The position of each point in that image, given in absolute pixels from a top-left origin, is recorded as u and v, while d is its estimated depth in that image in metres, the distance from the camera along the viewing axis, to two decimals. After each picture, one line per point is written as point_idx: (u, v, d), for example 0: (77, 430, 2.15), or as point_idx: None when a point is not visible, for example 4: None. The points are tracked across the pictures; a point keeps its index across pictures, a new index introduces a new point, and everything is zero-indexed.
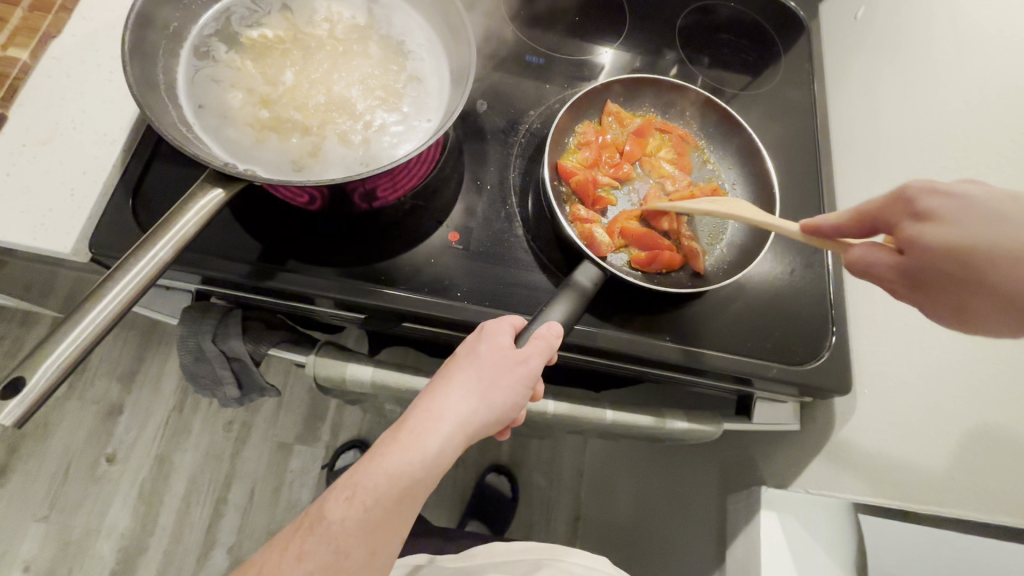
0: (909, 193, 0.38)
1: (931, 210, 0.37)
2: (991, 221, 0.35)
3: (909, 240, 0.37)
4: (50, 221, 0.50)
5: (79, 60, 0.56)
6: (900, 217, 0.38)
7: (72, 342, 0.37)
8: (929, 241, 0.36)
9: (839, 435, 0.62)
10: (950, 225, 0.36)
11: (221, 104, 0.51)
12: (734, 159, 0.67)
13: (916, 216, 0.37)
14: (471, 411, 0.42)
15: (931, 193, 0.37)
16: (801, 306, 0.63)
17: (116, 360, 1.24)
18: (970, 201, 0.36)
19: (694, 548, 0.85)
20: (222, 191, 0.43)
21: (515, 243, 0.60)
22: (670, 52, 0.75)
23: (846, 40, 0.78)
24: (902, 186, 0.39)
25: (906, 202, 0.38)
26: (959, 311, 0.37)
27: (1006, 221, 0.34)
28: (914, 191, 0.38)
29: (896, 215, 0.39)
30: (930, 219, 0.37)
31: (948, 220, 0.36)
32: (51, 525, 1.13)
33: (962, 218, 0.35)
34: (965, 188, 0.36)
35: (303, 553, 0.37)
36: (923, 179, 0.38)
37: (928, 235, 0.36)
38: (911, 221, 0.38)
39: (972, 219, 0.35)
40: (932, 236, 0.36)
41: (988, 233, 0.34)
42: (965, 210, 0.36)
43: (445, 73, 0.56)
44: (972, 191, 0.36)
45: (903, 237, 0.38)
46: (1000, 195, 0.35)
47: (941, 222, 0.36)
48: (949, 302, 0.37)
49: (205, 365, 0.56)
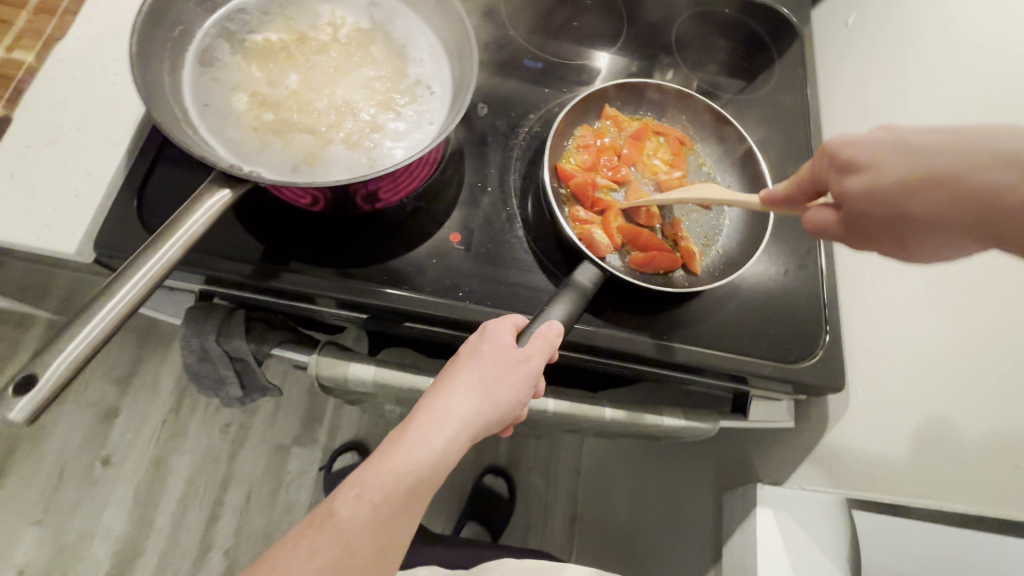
0: (828, 150, 0.37)
1: (850, 159, 0.36)
2: (903, 156, 0.34)
3: (842, 194, 0.36)
4: (56, 222, 0.50)
5: (84, 63, 0.56)
6: (828, 174, 0.38)
7: (81, 341, 0.37)
8: (857, 190, 0.35)
9: (833, 432, 0.64)
10: (871, 171, 0.35)
11: (226, 107, 0.51)
12: (729, 162, 0.68)
13: (841, 169, 0.36)
14: (475, 410, 0.43)
15: (847, 143, 0.36)
16: (795, 305, 0.65)
17: (113, 363, 1.23)
18: (882, 144, 0.35)
19: (690, 545, 0.86)
20: (229, 191, 0.44)
21: (516, 243, 0.61)
22: (666, 56, 0.76)
23: (838, 47, 0.79)
24: (821, 143, 0.38)
25: (828, 158, 0.37)
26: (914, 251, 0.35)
27: (916, 155, 0.33)
28: (832, 147, 0.37)
29: (826, 173, 0.38)
30: (852, 170, 0.36)
31: (870, 166, 0.35)
32: (45, 529, 1.12)
33: (878, 161, 0.35)
34: (879, 133, 0.36)
35: (314, 550, 0.37)
36: (837, 134, 0.37)
37: (856, 186, 0.35)
38: (839, 175, 0.37)
39: (890, 159, 0.34)
40: (858, 186, 0.35)
41: (905, 170, 0.33)
42: (878, 154, 0.35)
43: (447, 78, 0.57)
44: (885, 133, 0.35)
45: (836, 193, 0.37)
46: (906, 134, 0.34)
47: (864, 170, 0.35)
48: (899, 244, 0.35)
49: (208, 364, 0.56)
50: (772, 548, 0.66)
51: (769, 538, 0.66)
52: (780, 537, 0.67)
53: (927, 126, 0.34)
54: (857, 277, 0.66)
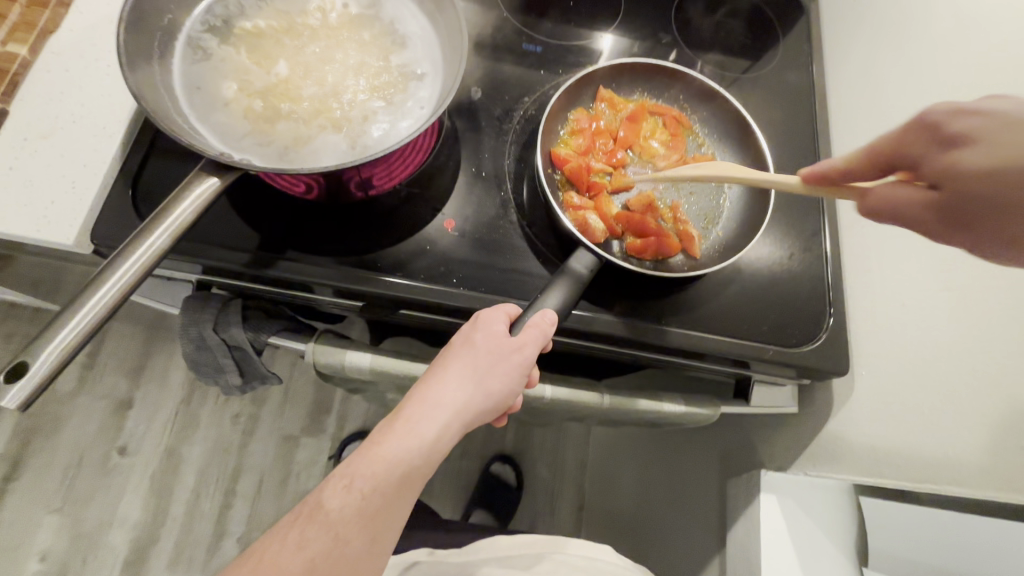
0: (930, 119, 0.34)
1: (961, 133, 0.32)
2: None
3: (941, 172, 0.33)
4: (54, 213, 0.51)
5: (78, 55, 0.57)
6: (924, 148, 0.34)
7: (72, 329, 0.38)
8: (967, 168, 0.32)
9: (839, 417, 0.62)
10: (984, 146, 0.31)
11: (215, 95, 0.51)
12: (730, 142, 0.67)
13: (945, 144, 0.33)
14: (467, 398, 0.42)
15: (954, 115, 0.33)
16: (798, 289, 0.63)
17: (125, 355, 1.26)
18: (1001, 116, 0.31)
19: (695, 534, 0.86)
20: (217, 179, 0.44)
21: (511, 228, 0.60)
22: (666, 36, 0.74)
23: (846, 22, 0.77)
24: (919, 112, 0.34)
25: (927, 131, 0.34)
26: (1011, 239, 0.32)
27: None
28: (934, 118, 0.34)
29: (918, 146, 0.34)
30: (964, 144, 0.32)
31: (984, 140, 0.31)
32: (65, 516, 1.16)
33: (998, 136, 0.31)
34: (996, 102, 0.32)
35: (304, 540, 0.36)
36: (941, 103, 0.34)
37: (964, 164, 0.32)
38: (940, 151, 0.33)
39: (1012, 135, 0.31)
40: (972, 162, 0.32)
41: None
42: (1001, 127, 0.31)
43: (438, 60, 0.56)
44: (999, 104, 0.32)
45: (933, 170, 0.33)
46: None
47: (979, 145, 0.32)
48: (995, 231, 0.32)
49: (206, 353, 0.57)
50: (776, 535, 0.64)
51: (774, 527, 0.65)
52: (785, 524, 0.65)
53: None
54: (863, 260, 0.64)
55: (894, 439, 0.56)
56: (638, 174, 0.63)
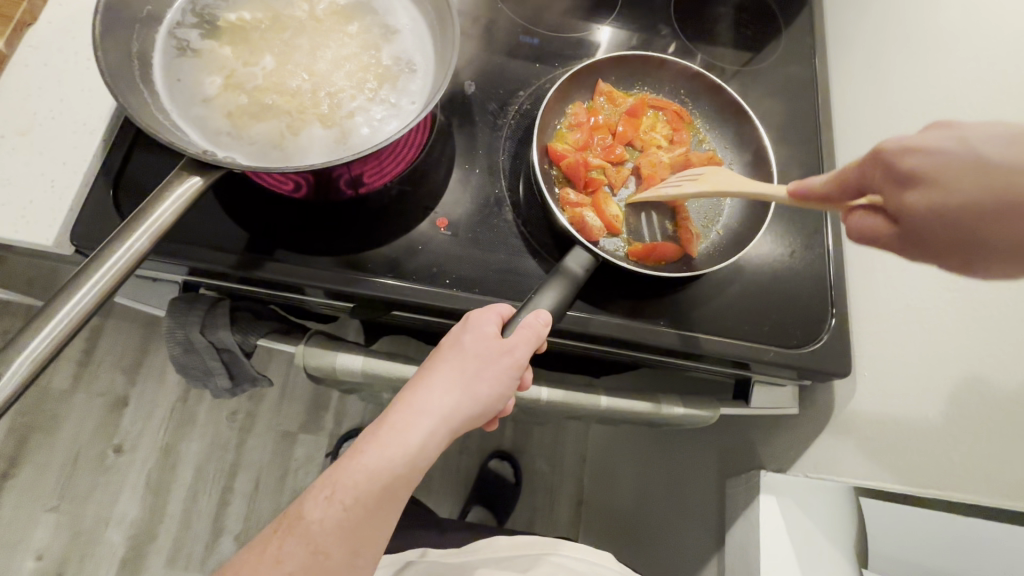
0: (885, 154, 0.33)
1: (913, 168, 0.32)
2: (970, 172, 0.29)
3: (900, 208, 0.33)
4: (33, 213, 0.49)
5: (58, 48, 0.55)
6: (883, 181, 0.34)
7: (46, 338, 0.36)
8: (920, 206, 0.31)
9: (840, 419, 0.61)
10: (937, 185, 0.31)
11: (198, 90, 0.50)
12: (731, 138, 0.65)
13: (899, 179, 0.32)
14: (455, 403, 0.41)
15: (907, 151, 0.32)
16: (800, 288, 0.62)
17: (120, 353, 1.25)
18: (953, 154, 0.30)
19: (694, 531, 0.85)
20: (200, 178, 0.43)
21: (505, 227, 0.59)
22: (666, 27, 0.73)
23: (849, 13, 0.74)
24: (876, 146, 0.34)
25: (885, 165, 0.33)
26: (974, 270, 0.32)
27: (987, 171, 0.29)
28: (888, 153, 0.33)
29: (879, 180, 0.34)
30: (915, 181, 0.32)
31: (933, 180, 0.31)
32: (62, 515, 1.15)
33: (947, 175, 0.30)
34: (943, 137, 0.31)
35: (281, 555, 0.36)
36: (896, 137, 0.33)
37: (920, 203, 0.31)
38: (896, 185, 0.33)
39: (957, 173, 0.30)
40: (921, 201, 0.31)
41: (986, 188, 0.29)
42: (948, 166, 0.30)
43: (430, 53, 0.54)
44: (948, 140, 0.31)
45: (893, 205, 0.33)
46: (980, 142, 0.30)
47: (930, 184, 0.31)
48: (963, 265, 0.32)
49: (194, 356, 0.55)
50: (776, 537, 0.64)
51: (774, 525, 0.64)
52: (785, 526, 0.65)
53: (1000, 133, 0.29)
54: (865, 257, 0.63)
55: (897, 442, 0.55)
56: (637, 169, 0.61)
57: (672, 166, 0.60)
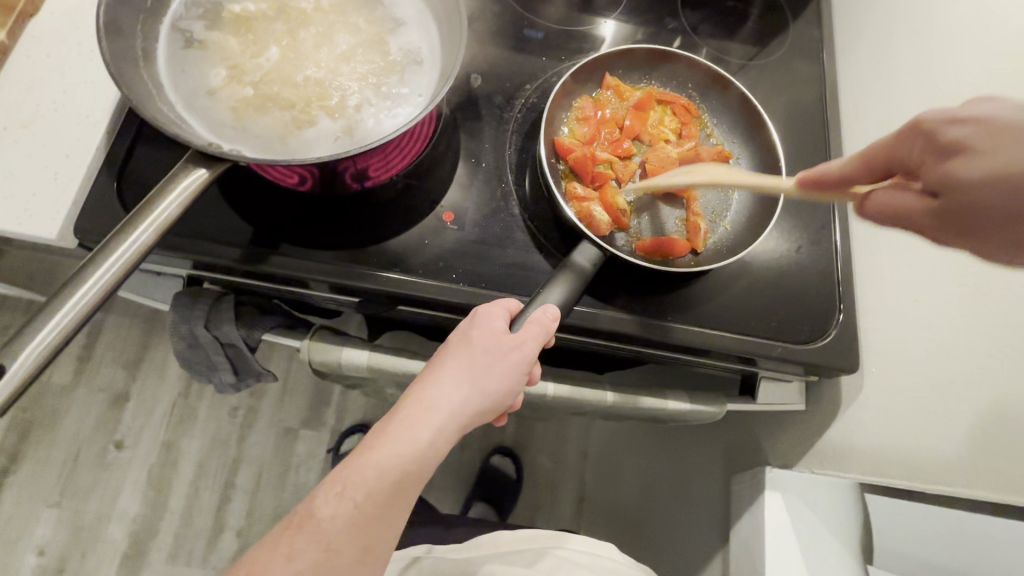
0: (927, 125, 0.31)
1: (960, 139, 0.30)
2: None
3: (941, 180, 0.30)
4: (36, 206, 0.49)
5: (61, 39, 0.54)
6: (921, 153, 0.32)
7: (53, 332, 0.36)
8: (972, 175, 0.29)
9: (847, 415, 0.61)
10: (985, 154, 0.29)
11: (203, 82, 0.49)
12: (739, 132, 0.64)
13: (945, 149, 0.30)
14: (464, 399, 0.41)
15: (952, 122, 0.31)
16: (808, 284, 0.62)
17: (121, 348, 1.24)
18: (1003, 124, 0.29)
19: (698, 528, 0.85)
20: (205, 171, 0.42)
21: (512, 221, 0.58)
22: (673, 21, 0.72)
23: (858, 7, 0.74)
24: (915, 118, 0.32)
25: (925, 137, 0.31)
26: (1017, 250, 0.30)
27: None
28: (929, 124, 0.31)
29: (915, 154, 0.32)
30: (962, 151, 0.30)
31: (983, 149, 0.29)
32: (63, 510, 1.15)
33: (1000, 144, 0.29)
34: (995, 106, 0.30)
35: (293, 552, 0.36)
36: (936, 109, 0.32)
37: (968, 172, 0.29)
38: (938, 157, 0.31)
39: (1017, 141, 0.28)
40: (972, 170, 0.29)
41: None
42: (1004, 135, 0.29)
43: (436, 46, 0.54)
44: (999, 109, 0.30)
45: (934, 177, 0.31)
46: None
47: (978, 153, 0.29)
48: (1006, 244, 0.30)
49: (198, 350, 0.55)
50: (779, 531, 0.63)
51: (780, 522, 0.64)
52: (788, 519, 0.64)
53: None
54: (873, 252, 0.62)
55: (906, 439, 0.55)
56: (644, 164, 0.60)
57: (680, 160, 0.60)
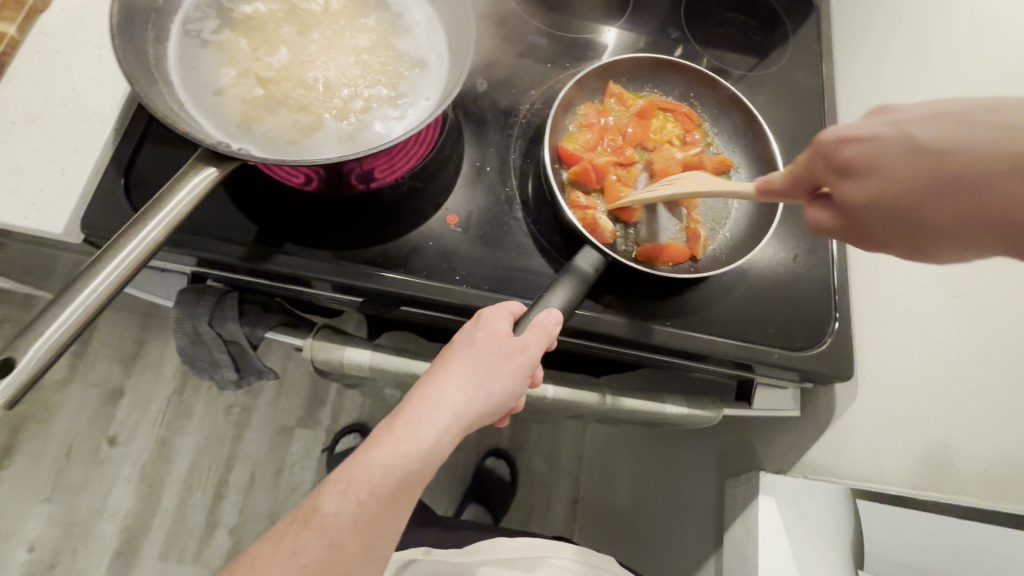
0: (823, 147, 0.34)
1: (851, 160, 0.33)
2: (901, 158, 0.30)
3: (845, 197, 0.33)
4: (43, 201, 0.49)
5: (70, 35, 0.54)
6: (825, 172, 0.34)
7: (62, 323, 0.37)
8: (865, 195, 0.32)
9: (840, 422, 0.62)
10: (874, 174, 0.32)
11: (213, 81, 0.50)
12: (739, 141, 0.66)
13: (842, 170, 0.33)
14: (468, 400, 0.41)
15: (843, 143, 0.33)
16: (804, 292, 0.63)
17: (117, 344, 1.24)
18: (884, 142, 0.31)
19: (691, 530, 0.86)
20: (215, 169, 0.43)
21: (515, 225, 0.59)
22: (675, 30, 0.73)
23: (859, 19, 0.75)
24: (814, 140, 0.35)
25: (824, 158, 0.34)
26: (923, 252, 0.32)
27: (917, 154, 0.30)
28: (827, 146, 0.34)
29: (822, 172, 0.35)
30: (854, 172, 0.32)
31: (871, 169, 0.32)
32: (55, 506, 1.14)
33: (881, 162, 0.31)
34: (875, 125, 0.32)
35: (297, 547, 0.36)
36: (830, 129, 0.34)
37: (861, 193, 0.32)
38: (838, 176, 0.33)
39: (893, 159, 0.31)
40: (865, 190, 0.32)
41: (917, 174, 0.30)
42: (881, 153, 0.31)
43: (443, 51, 0.55)
44: (881, 126, 0.32)
45: (839, 195, 0.34)
46: (912, 126, 0.31)
47: (867, 173, 0.32)
48: (910, 248, 0.32)
49: (201, 348, 0.55)
50: (772, 537, 0.65)
51: (773, 527, 0.65)
52: (781, 525, 0.66)
53: (928, 115, 0.30)
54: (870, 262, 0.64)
55: (899, 446, 0.56)
56: (648, 167, 0.62)
57: (685, 165, 0.61)
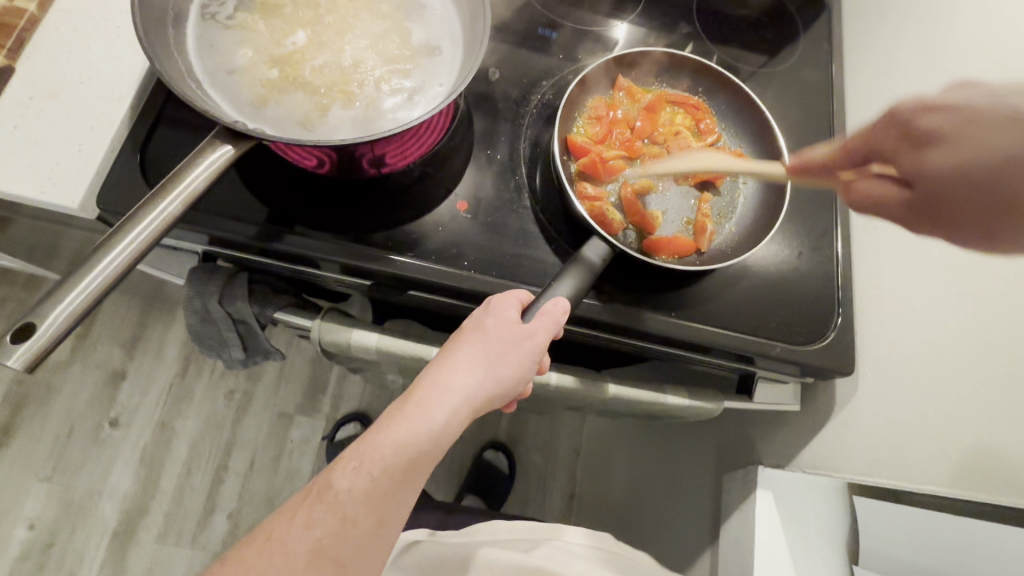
0: (902, 117, 0.36)
1: (931, 129, 0.35)
2: (993, 127, 0.31)
3: (914, 164, 0.35)
4: (59, 176, 0.49)
5: (88, 14, 0.55)
6: (895, 142, 0.37)
7: (82, 293, 0.37)
8: (940, 160, 0.34)
9: (840, 417, 0.63)
10: (954, 138, 0.33)
11: (230, 62, 0.50)
12: (748, 136, 0.66)
13: (915, 140, 0.35)
14: (478, 384, 0.42)
15: (925, 112, 0.35)
16: (807, 288, 0.63)
17: (120, 326, 1.25)
18: (973, 112, 0.33)
19: (686, 524, 0.87)
20: (231, 148, 0.43)
21: (523, 213, 0.60)
22: (686, 26, 0.74)
23: (868, 19, 0.75)
24: (893, 109, 0.37)
25: (900, 127, 0.36)
26: (993, 233, 0.32)
27: (1014, 126, 0.31)
28: (906, 115, 0.36)
29: (891, 143, 0.37)
30: (934, 139, 0.34)
31: (954, 135, 0.33)
32: (54, 485, 1.15)
33: (967, 135, 0.32)
34: (969, 95, 0.34)
35: (311, 521, 0.36)
36: (912, 100, 0.36)
37: (936, 158, 0.34)
38: (912, 145, 0.35)
39: (982, 130, 0.32)
40: (940, 155, 0.34)
41: (1001, 138, 0.31)
42: (973, 121, 0.33)
43: (458, 38, 0.55)
44: (977, 97, 0.34)
45: (910, 166, 0.35)
46: (1007, 96, 0.32)
47: (946, 139, 0.33)
48: (984, 230, 0.33)
49: (211, 325, 0.56)
50: (770, 531, 0.65)
51: (769, 520, 0.66)
52: (779, 518, 0.66)
53: (1020, 88, 0.32)
54: (874, 261, 0.65)
55: (897, 441, 0.57)
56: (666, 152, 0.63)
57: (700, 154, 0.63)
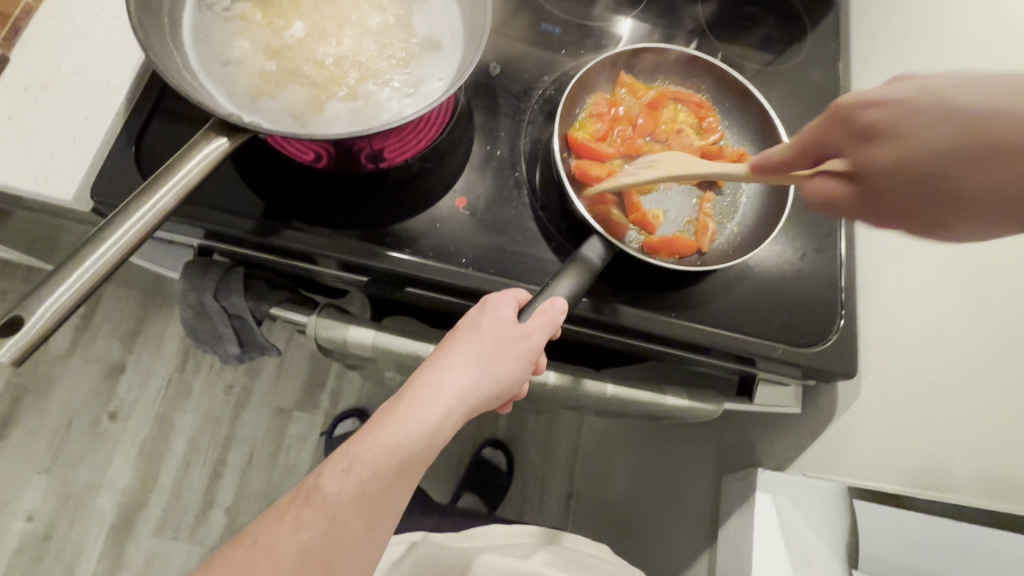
0: (843, 112, 0.33)
1: (873, 124, 0.31)
2: (928, 122, 0.29)
3: (862, 164, 0.32)
4: (53, 167, 0.49)
5: (84, 3, 0.54)
6: (843, 138, 0.33)
7: (71, 286, 0.36)
8: (882, 161, 0.31)
9: (842, 420, 0.62)
10: (892, 137, 0.30)
11: (227, 54, 0.49)
12: (752, 135, 0.65)
13: (860, 136, 0.32)
14: (473, 384, 0.41)
15: (865, 106, 0.32)
16: (810, 289, 0.63)
17: (120, 319, 1.24)
18: (907, 106, 0.30)
19: (685, 526, 0.87)
20: (226, 141, 0.42)
21: (523, 210, 0.59)
22: (691, 23, 0.73)
23: (876, 18, 0.74)
24: (833, 104, 0.34)
25: (842, 123, 0.33)
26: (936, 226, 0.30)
27: (952, 114, 0.28)
28: (845, 109, 0.33)
29: (839, 137, 0.33)
30: (874, 135, 0.31)
31: (891, 132, 0.30)
32: (53, 478, 1.15)
33: (903, 128, 0.30)
34: (903, 89, 0.31)
35: (300, 523, 0.36)
36: (851, 94, 0.33)
37: (878, 156, 0.31)
38: (856, 141, 0.32)
39: (914, 125, 0.29)
40: (882, 155, 0.31)
41: (944, 135, 0.28)
42: (909, 115, 0.30)
43: (459, 32, 0.54)
44: (909, 89, 0.31)
45: (854, 164, 0.32)
46: (938, 88, 0.29)
47: (885, 137, 0.31)
48: (925, 221, 0.30)
49: (206, 320, 0.56)
50: (768, 536, 0.64)
51: (769, 525, 0.65)
52: (778, 523, 0.65)
53: (956, 77, 0.29)
54: (878, 263, 0.64)
55: (898, 445, 0.56)
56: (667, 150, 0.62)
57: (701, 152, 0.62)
